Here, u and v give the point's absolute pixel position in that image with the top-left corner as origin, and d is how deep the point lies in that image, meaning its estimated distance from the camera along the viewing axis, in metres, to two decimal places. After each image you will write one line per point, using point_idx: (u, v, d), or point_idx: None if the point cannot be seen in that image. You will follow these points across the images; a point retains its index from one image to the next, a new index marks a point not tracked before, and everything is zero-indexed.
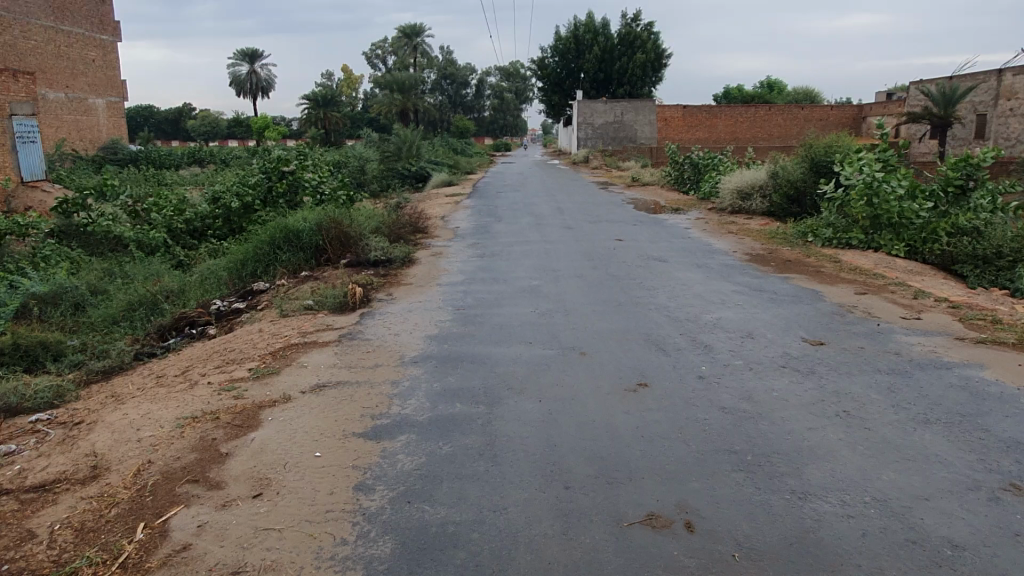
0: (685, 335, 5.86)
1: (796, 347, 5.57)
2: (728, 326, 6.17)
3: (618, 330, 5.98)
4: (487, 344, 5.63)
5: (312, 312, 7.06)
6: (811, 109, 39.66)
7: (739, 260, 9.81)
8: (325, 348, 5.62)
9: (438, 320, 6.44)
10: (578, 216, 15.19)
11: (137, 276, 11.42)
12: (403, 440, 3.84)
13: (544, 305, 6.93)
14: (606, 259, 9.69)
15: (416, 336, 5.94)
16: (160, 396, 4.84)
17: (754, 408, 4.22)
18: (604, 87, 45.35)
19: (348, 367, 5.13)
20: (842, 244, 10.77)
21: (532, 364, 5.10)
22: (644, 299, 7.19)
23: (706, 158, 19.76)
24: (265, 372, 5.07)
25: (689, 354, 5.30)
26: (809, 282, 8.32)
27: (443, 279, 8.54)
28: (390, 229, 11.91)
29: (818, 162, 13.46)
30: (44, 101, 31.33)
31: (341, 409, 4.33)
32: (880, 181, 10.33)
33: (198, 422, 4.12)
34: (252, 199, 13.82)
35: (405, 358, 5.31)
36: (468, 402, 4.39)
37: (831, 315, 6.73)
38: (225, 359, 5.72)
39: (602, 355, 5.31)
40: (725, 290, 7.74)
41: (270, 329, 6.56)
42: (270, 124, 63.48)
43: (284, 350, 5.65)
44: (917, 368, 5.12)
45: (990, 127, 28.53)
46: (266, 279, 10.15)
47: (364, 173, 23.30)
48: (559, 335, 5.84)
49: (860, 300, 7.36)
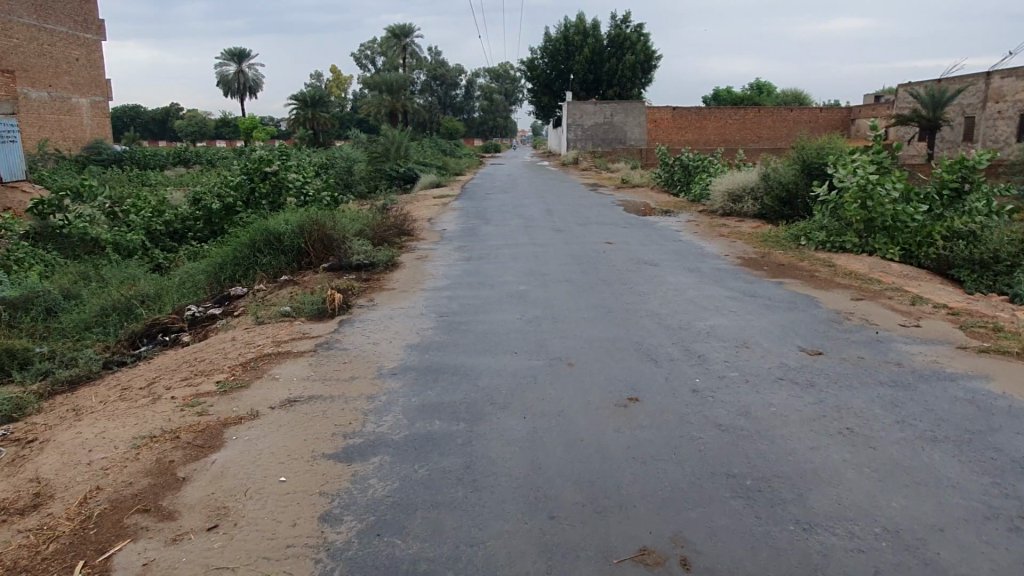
0: (678, 344, 5.61)
1: (792, 357, 5.34)
2: (723, 334, 5.94)
3: (607, 338, 5.73)
4: (472, 354, 5.36)
5: (289, 318, 6.77)
6: (800, 111, 39.63)
7: (731, 264, 9.60)
8: (299, 359, 5.34)
9: (420, 328, 6.16)
10: (568, 218, 14.95)
11: (113, 280, 11.09)
12: (376, 462, 3.56)
13: (531, 312, 6.68)
14: (595, 263, 9.44)
15: (396, 345, 5.66)
16: (120, 412, 4.54)
17: (752, 425, 3.97)
18: (594, 88, 45.17)
19: (322, 380, 4.83)
20: (836, 247, 10.57)
21: (518, 376, 4.84)
22: (636, 305, 6.94)
23: (696, 159, 19.54)
24: (233, 386, 4.77)
25: (682, 366, 5.04)
26: (803, 287, 8.11)
27: (427, 283, 8.28)
28: (376, 232, 11.63)
29: (810, 164, 13.26)
30: (27, 101, 30.85)
31: (309, 427, 4.04)
32: (875, 184, 10.14)
33: (156, 443, 3.82)
34: (234, 200, 13.47)
35: (383, 369, 5.03)
36: (448, 419, 4.11)
37: (828, 322, 6.50)
38: (193, 370, 5.42)
39: (591, 366, 5.05)
40: (718, 296, 7.49)
41: (243, 337, 6.26)
42: (258, 124, 63.03)
43: (256, 360, 5.35)
44: (921, 380, 4.88)
45: (978, 129, 28.54)
46: (245, 283, 9.86)
47: (352, 174, 22.99)
48: (547, 344, 5.58)
49: (857, 306, 7.15)
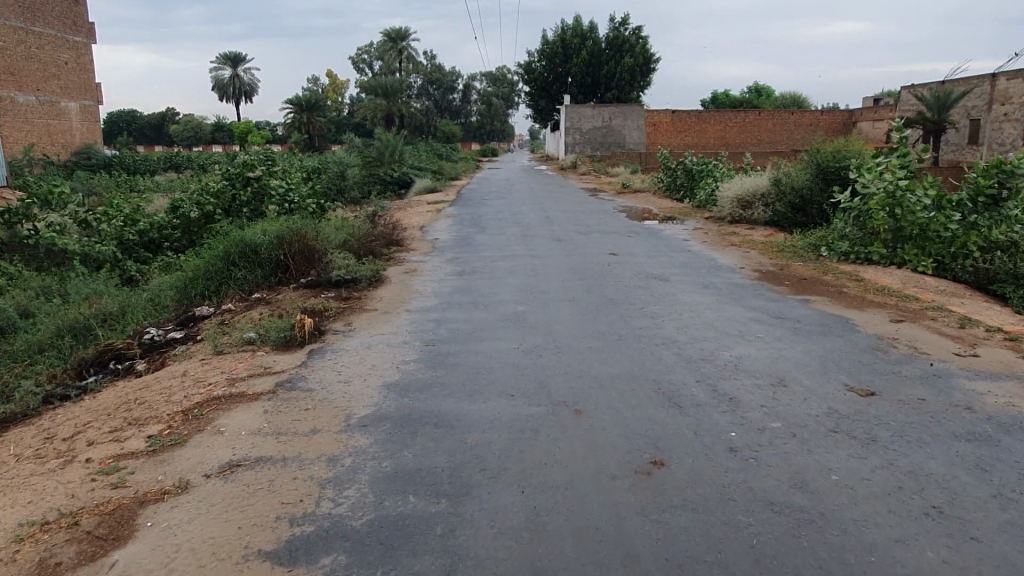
0: (703, 382, 4.74)
1: (840, 399, 4.47)
2: (753, 368, 5.09)
3: (620, 375, 4.87)
4: (459, 397, 4.49)
5: (252, 348, 5.91)
6: (801, 114, 38.90)
7: (748, 278, 8.79)
8: (253, 404, 4.47)
9: (402, 361, 5.30)
10: (568, 226, 14.08)
11: (75, 295, 10.22)
12: (326, 565, 2.71)
13: (530, 340, 5.81)
14: (600, 278, 8.58)
15: (371, 385, 4.78)
16: (19, 479, 3.67)
17: (813, 504, 3.11)
18: (592, 91, 44.32)
19: (275, 435, 3.96)
20: (861, 258, 9.78)
21: (513, 429, 3.97)
22: (648, 332, 6.06)
23: (700, 163, 18.74)
24: (165, 443, 3.90)
25: (712, 413, 4.18)
26: (833, 307, 7.25)
27: (414, 302, 7.43)
28: (362, 243, 10.75)
29: (825, 168, 12.43)
30: (13, 105, 29.83)
31: (248, 506, 3.17)
32: (904, 190, 9.34)
33: (46, 534, 2.98)
34: (213, 208, 12.48)
35: (352, 419, 4.17)
36: (425, 494, 3.24)
37: (872, 352, 5.61)
38: (127, 418, 4.54)
39: (603, 413, 4.18)
40: (741, 318, 6.62)
41: (195, 372, 5.40)
42: (253, 129, 62.23)
43: (201, 406, 4.48)
44: (1003, 431, 4.03)
45: (985, 131, 27.79)
46: (216, 300, 9.02)
47: (344, 179, 21.98)
48: (548, 384, 4.72)
49: (900, 330, 6.28)
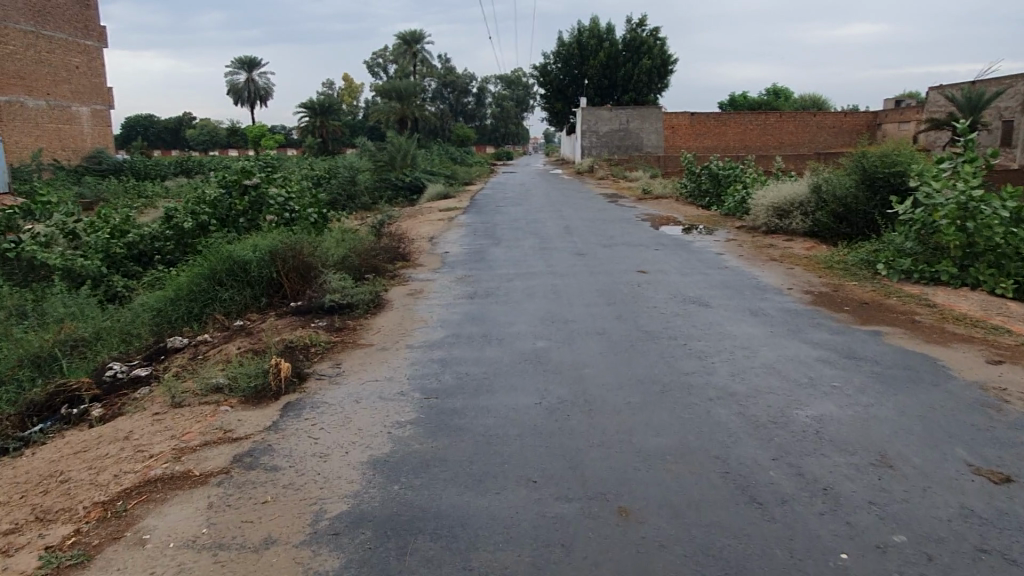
0: (783, 462, 3.64)
1: (971, 491, 3.36)
2: (844, 437, 3.98)
3: (673, 450, 3.78)
4: (468, 486, 3.41)
5: (217, 400, 4.85)
6: (823, 115, 37.64)
7: (800, 302, 7.66)
8: (197, 492, 3.43)
9: (396, 424, 4.23)
10: (590, 237, 13.00)
11: (48, 316, 9.21)
12: None
13: (555, 392, 4.73)
14: (631, 303, 7.51)
15: (353, 462, 3.72)
16: None
17: None
18: (608, 94, 43.14)
19: (213, 549, 2.91)
20: (926, 278, 8.56)
21: (538, 544, 2.89)
22: (698, 380, 4.96)
23: (727, 169, 17.63)
24: (65, 562, 2.86)
25: (807, 517, 3.08)
26: (911, 342, 6.12)
27: (417, 335, 6.38)
28: (364, 259, 9.68)
29: (873, 174, 11.22)
30: (22, 109, 29.10)
31: None
32: (978, 202, 8.18)
33: None
34: (208, 218, 11.38)
35: (322, 522, 3.11)
36: None
37: (982, 410, 4.48)
38: (38, 510, 3.48)
39: (658, 515, 3.10)
40: (806, 359, 5.50)
41: (140, 435, 4.34)
42: (267, 133, 61.59)
43: (131, 495, 3.44)
44: None
45: (1018, 133, 26.41)
46: (198, 325, 7.98)
47: (354, 185, 21.02)
48: (581, 463, 3.64)
49: (1005, 376, 5.14)
